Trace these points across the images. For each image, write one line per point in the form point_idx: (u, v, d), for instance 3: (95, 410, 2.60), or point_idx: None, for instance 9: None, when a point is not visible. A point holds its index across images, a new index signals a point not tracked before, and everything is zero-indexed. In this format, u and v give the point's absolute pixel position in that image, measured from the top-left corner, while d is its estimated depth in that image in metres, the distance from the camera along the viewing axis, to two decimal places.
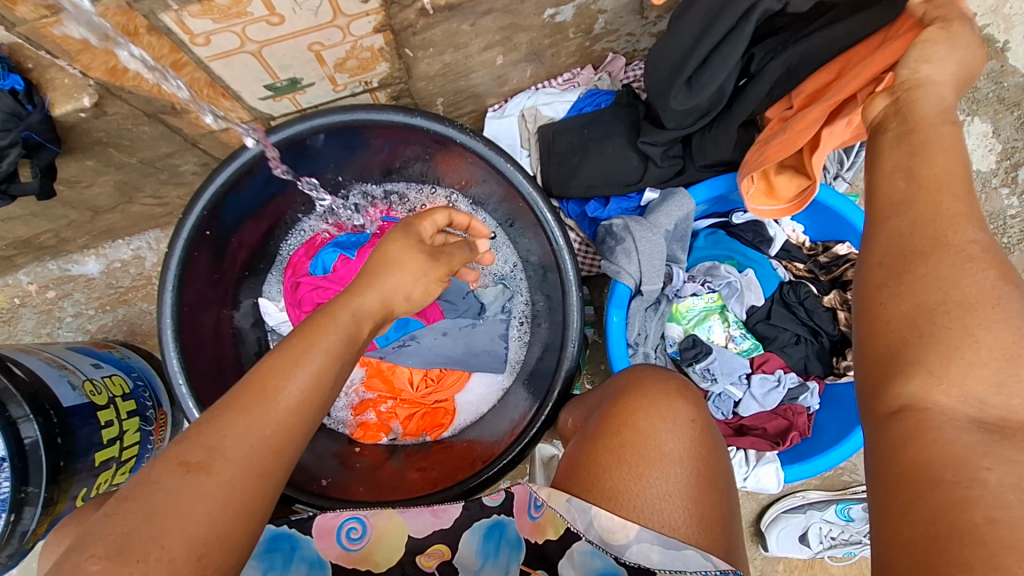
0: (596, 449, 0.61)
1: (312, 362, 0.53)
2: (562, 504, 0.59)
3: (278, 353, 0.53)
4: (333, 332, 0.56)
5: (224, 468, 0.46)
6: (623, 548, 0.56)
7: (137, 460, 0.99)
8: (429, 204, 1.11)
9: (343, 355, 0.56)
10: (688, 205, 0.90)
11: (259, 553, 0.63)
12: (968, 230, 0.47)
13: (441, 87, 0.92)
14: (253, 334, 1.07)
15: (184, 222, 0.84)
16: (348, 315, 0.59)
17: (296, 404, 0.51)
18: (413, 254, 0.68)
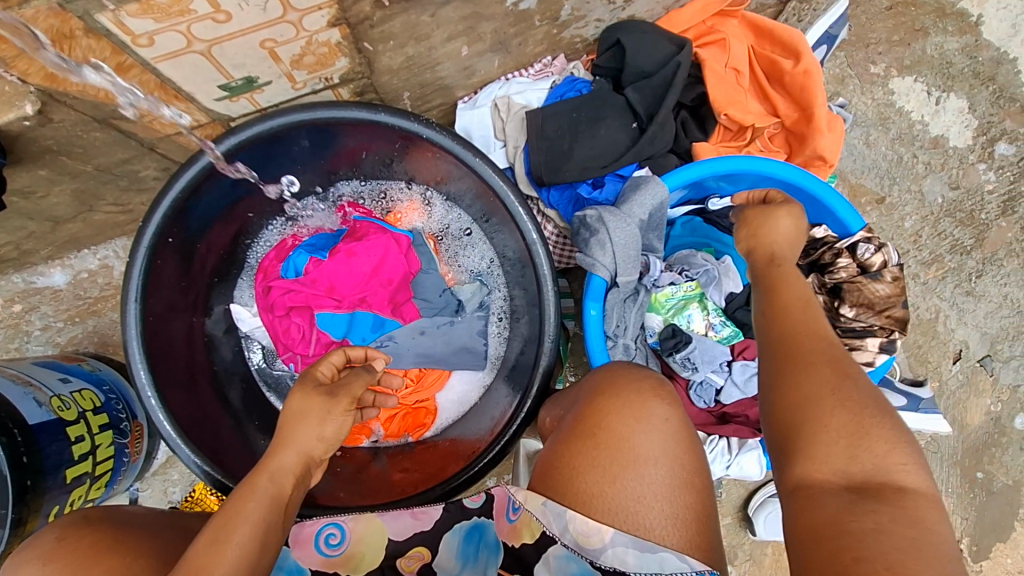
0: (570, 453, 0.60)
1: (238, 533, 0.55)
2: (537, 508, 0.59)
3: (207, 533, 0.56)
4: (256, 499, 0.59)
5: None
6: (598, 551, 0.56)
7: (113, 475, 0.97)
8: (403, 200, 1.08)
9: (272, 516, 0.58)
10: (662, 194, 0.88)
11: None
12: (812, 344, 0.60)
13: (407, 81, 0.90)
14: (227, 341, 1.05)
15: (144, 230, 0.82)
16: (265, 479, 0.61)
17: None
18: (311, 400, 0.66)
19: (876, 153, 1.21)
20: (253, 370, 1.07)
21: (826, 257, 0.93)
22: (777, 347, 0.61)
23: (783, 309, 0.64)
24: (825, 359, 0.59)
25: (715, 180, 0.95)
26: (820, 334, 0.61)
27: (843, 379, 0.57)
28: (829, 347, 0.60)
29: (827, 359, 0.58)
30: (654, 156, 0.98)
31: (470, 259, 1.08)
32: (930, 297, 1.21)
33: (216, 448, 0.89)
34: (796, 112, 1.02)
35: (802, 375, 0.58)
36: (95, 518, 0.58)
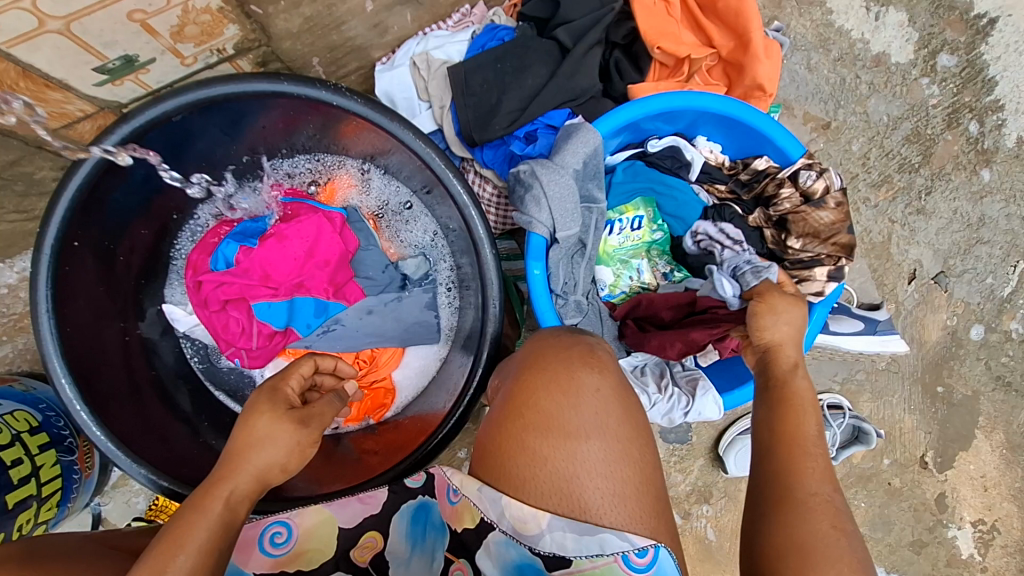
0: (502, 437, 0.58)
1: (182, 563, 0.50)
2: (474, 492, 0.58)
3: (149, 558, 0.50)
4: (206, 525, 0.53)
5: None
6: (537, 537, 0.55)
7: (64, 494, 0.92)
8: (333, 174, 1.01)
9: (219, 546, 0.53)
10: (594, 140, 0.84)
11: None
12: (812, 482, 0.57)
13: (312, 44, 0.84)
14: (166, 345, 1.00)
15: (43, 236, 0.75)
16: (222, 504, 0.56)
17: None
18: (281, 427, 0.61)
19: (818, 77, 1.18)
20: (194, 363, 1.03)
21: (770, 188, 0.92)
22: (770, 484, 0.59)
23: (790, 436, 0.61)
24: (826, 506, 0.55)
25: (651, 121, 0.91)
26: (819, 465, 0.58)
27: (842, 532, 0.54)
28: (825, 480, 0.57)
29: (824, 499, 0.56)
30: (582, 99, 0.92)
31: (414, 233, 1.03)
32: (882, 220, 1.20)
33: (165, 456, 0.85)
34: (732, 41, 0.98)
35: (796, 518, 0.55)
36: (10, 553, 0.57)
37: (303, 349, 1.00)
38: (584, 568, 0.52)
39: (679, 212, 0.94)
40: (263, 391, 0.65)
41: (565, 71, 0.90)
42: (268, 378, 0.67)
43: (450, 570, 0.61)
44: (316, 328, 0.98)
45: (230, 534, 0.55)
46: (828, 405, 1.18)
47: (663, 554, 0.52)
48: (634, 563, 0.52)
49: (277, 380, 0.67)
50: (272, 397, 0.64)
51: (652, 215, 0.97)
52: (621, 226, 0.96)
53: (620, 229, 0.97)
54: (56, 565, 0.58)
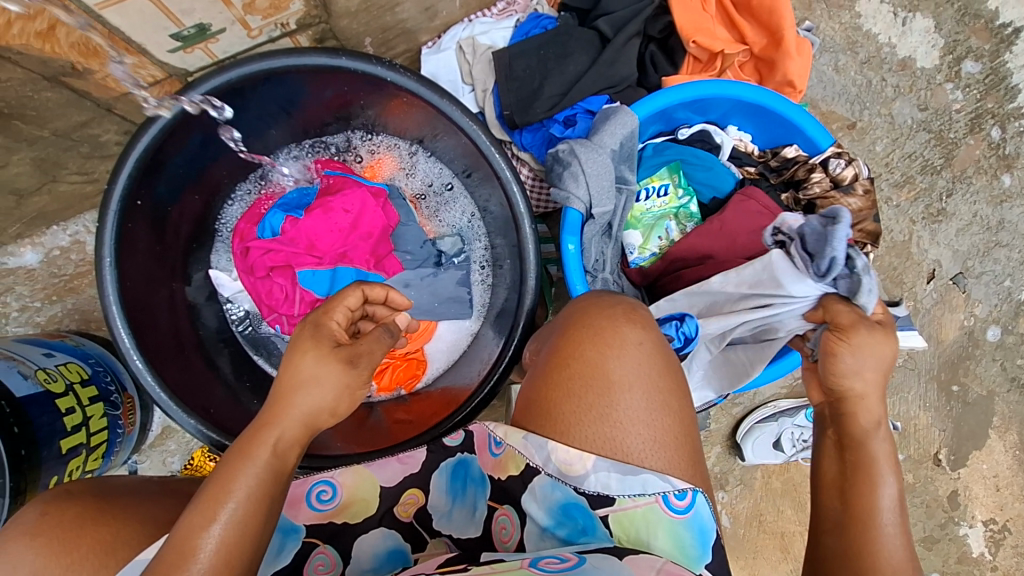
0: (547, 386, 0.62)
1: (228, 513, 0.52)
2: (519, 441, 0.61)
3: (198, 505, 0.52)
4: (254, 473, 0.54)
5: None
6: (582, 478, 0.58)
7: (109, 446, 0.97)
8: (376, 154, 1.06)
9: (271, 494, 0.55)
10: (632, 122, 0.87)
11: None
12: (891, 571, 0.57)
13: (367, 24, 0.89)
14: (210, 309, 1.04)
15: (111, 193, 0.80)
16: (269, 452, 0.56)
17: (222, 556, 0.51)
18: (327, 366, 0.60)
19: (845, 79, 1.21)
20: (235, 329, 1.07)
21: (800, 173, 0.95)
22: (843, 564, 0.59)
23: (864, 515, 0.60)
24: None
25: (683, 109, 0.95)
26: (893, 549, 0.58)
27: None
28: (901, 560, 0.58)
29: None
30: (621, 87, 0.96)
31: (452, 214, 1.07)
32: (903, 220, 1.23)
33: (209, 409, 0.89)
34: (765, 38, 1.02)
35: None
36: (81, 488, 0.60)
37: None
38: (627, 507, 0.57)
39: (710, 181, 0.98)
40: (307, 325, 0.64)
41: (606, 59, 0.94)
42: (312, 312, 0.66)
43: (495, 515, 0.65)
44: None
45: (277, 479, 0.56)
46: None
47: (700, 498, 0.57)
48: (674, 504, 0.57)
49: (318, 317, 0.65)
50: (316, 333, 0.63)
51: (678, 182, 0.99)
52: (646, 194, 0.99)
53: (646, 196, 0.99)
54: (128, 501, 0.60)
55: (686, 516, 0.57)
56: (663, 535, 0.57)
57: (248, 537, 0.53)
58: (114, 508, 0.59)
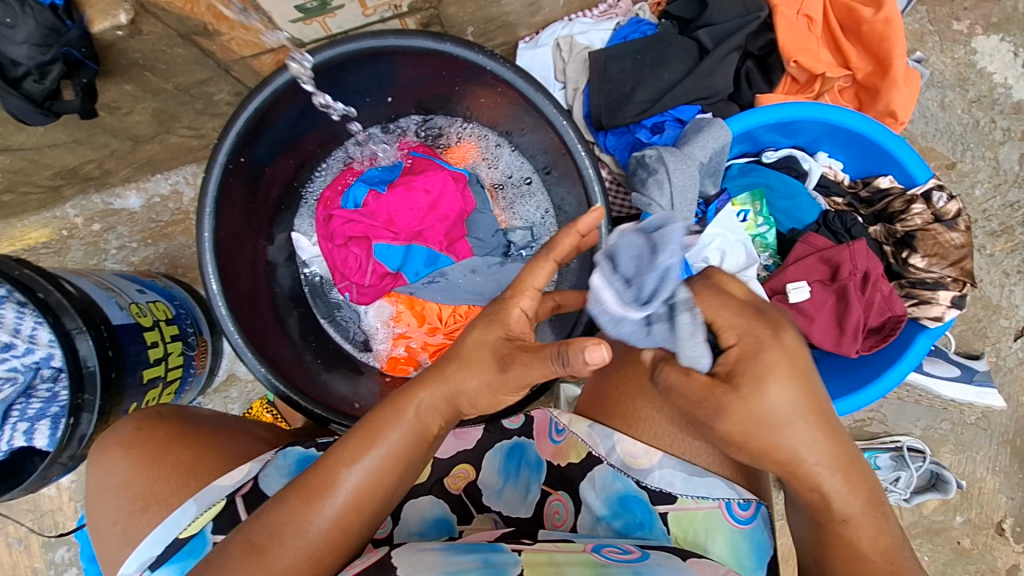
0: (620, 380, 0.68)
1: (370, 460, 0.57)
2: (583, 430, 0.67)
3: (350, 443, 0.58)
4: (400, 429, 0.59)
5: (277, 557, 0.54)
6: (646, 472, 0.64)
7: (181, 383, 1.04)
8: (462, 141, 1.09)
9: (407, 455, 0.59)
10: (725, 137, 0.86)
11: (290, 471, 0.65)
12: None
13: (472, 14, 0.92)
14: (287, 269, 1.09)
15: (218, 149, 0.85)
16: (416, 413, 0.59)
17: (353, 497, 0.57)
18: (483, 354, 0.59)
19: (950, 116, 1.16)
20: (307, 291, 1.12)
21: (897, 204, 0.92)
22: None
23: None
24: None
25: (769, 133, 0.94)
26: None
27: None
28: None
29: None
30: (714, 100, 0.95)
31: (527, 209, 1.09)
32: (995, 270, 1.16)
33: (277, 362, 0.94)
34: (870, 65, 0.99)
35: None
36: (171, 412, 0.68)
37: (406, 294, 1.10)
38: (688, 507, 0.63)
39: (793, 211, 0.95)
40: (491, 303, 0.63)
41: (703, 69, 0.93)
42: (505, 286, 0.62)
43: (547, 500, 0.68)
44: (422, 277, 1.06)
45: (417, 441, 0.60)
46: (907, 447, 1.16)
47: (764, 513, 0.62)
48: (737, 513, 0.62)
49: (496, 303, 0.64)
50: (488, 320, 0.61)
51: (759, 209, 0.97)
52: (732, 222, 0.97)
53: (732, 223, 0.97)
54: (208, 429, 0.68)
55: (748, 526, 0.62)
56: (721, 540, 0.62)
57: (380, 491, 0.58)
58: (197, 434, 0.66)
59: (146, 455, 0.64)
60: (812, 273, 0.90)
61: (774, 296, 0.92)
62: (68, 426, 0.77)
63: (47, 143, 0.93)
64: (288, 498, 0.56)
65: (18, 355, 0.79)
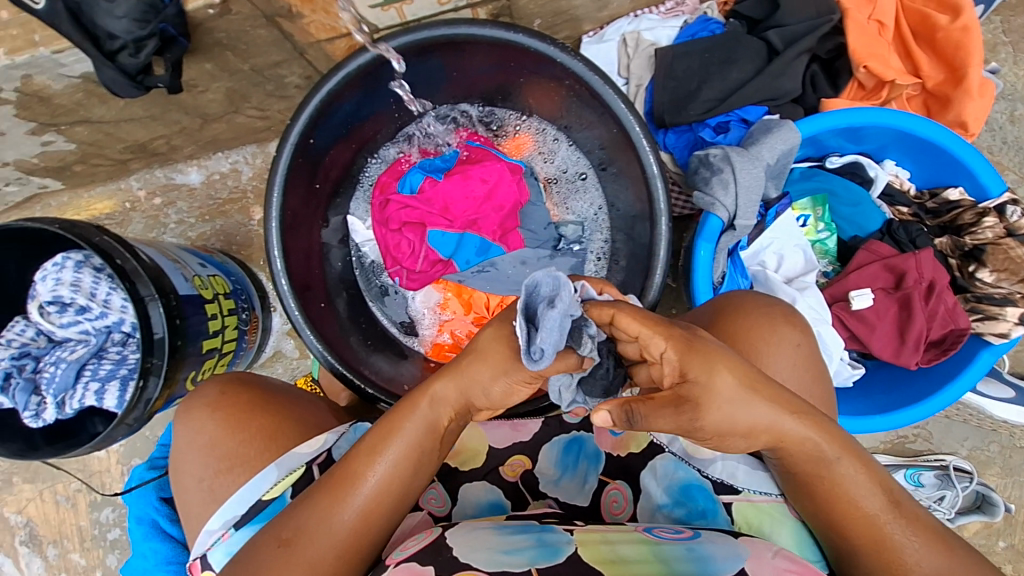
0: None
1: (387, 454, 0.59)
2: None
3: (370, 440, 0.60)
4: (415, 422, 0.59)
5: (305, 548, 0.57)
6: (708, 462, 0.66)
7: (234, 356, 1.06)
8: (519, 133, 1.10)
9: (423, 447, 0.59)
10: (794, 140, 0.85)
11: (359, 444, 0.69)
12: None
13: (541, 6, 0.92)
14: (340, 251, 1.10)
15: (291, 129, 0.87)
16: (429, 404, 0.59)
17: (374, 490, 0.58)
18: (495, 346, 0.57)
19: (1020, 130, 1.12)
20: (358, 273, 1.13)
21: (967, 217, 0.90)
22: None
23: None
24: None
25: (836, 138, 0.92)
26: None
27: None
28: None
29: None
30: (781, 101, 0.94)
31: (580, 204, 1.09)
32: None
33: (331, 340, 0.96)
34: (942, 74, 0.97)
35: None
36: (249, 378, 0.72)
37: (455, 281, 1.10)
38: (753, 499, 0.63)
39: (856, 218, 0.94)
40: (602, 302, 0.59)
41: (772, 70, 0.92)
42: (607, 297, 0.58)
43: (605, 489, 0.69)
44: (473, 265, 1.07)
45: (432, 434, 0.60)
46: (953, 466, 1.13)
47: None
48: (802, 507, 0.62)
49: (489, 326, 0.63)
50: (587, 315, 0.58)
51: (820, 215, 0.96)
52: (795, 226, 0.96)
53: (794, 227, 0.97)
54: (286, 399, 0.71)
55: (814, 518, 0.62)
56: (787, 530, 0.62)
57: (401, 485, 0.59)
58: (277, 402, 0.70)
59: (232, 416, 0.68)
60: (875, 282, 0.90)
61: (835, 302, 0.92)
62: (137, 388, 0.79)
63: (124, 117, 0.96)
64: (316, 494, 0.59)
65: (92, 319, 0.84)
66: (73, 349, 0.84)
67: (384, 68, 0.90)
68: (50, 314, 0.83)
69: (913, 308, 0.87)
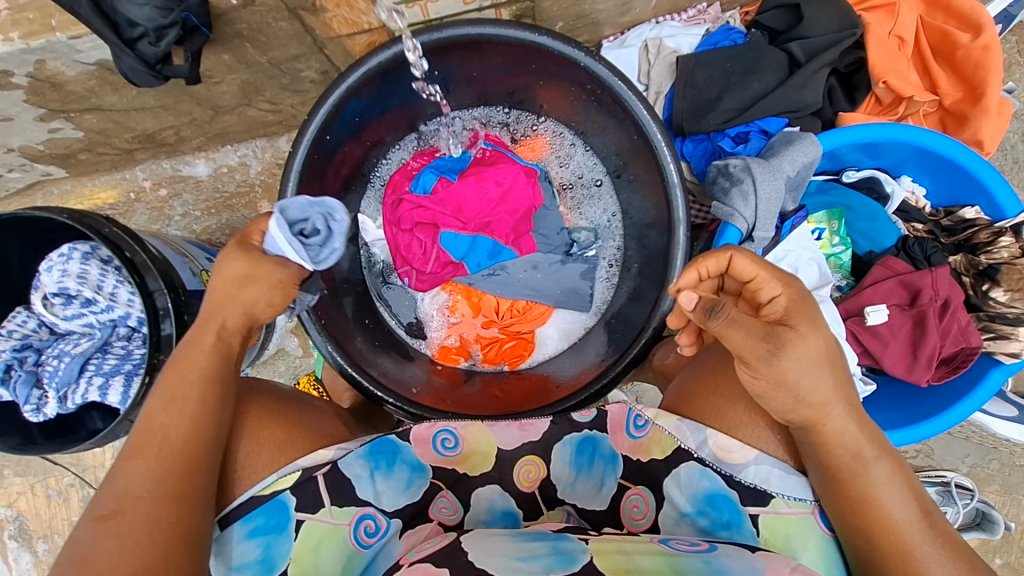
0: (721, 378, 0.67)
1: (187, 397, 0.60)
2: (671, 424, 0.66)
3: (162, 392, 0.60)
4: (205, 356, 0.62)
5: (132, 510, 0.55)
6: (740, 467, 0.63)
7: (238, 352, 1.04)
8: (534, 137, 1.09)
9: (221, 376, 0.62)
10: (814, 153, 0.85)
11: (365, 453, 0.66)
12: None
13: (565, 9, 0.92)
14: (349, 249, 1.08)
15: (308, 124, 0.85)
16: (216, 338, 0.63)
17: (186, 432, 0.59)
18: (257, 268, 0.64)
19: None
20: (365, 273, 1.12)
21: (982, 236, 0.90)
22: None
23: None
24: None
25: (854, 152, 0.92)
26: None
27: None
28: None
29: None
30: (802, 113, 0.94)
31: (594, 211, 1.09)
32: None
33: (339, 339, 0.94)
34: (960, 91, 0.98)
35: None
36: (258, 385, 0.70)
37: (464, 284, 1.09)
38: (781, 510, 0.62)
39: (872, 233, 0.94)
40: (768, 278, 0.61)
41: (794, 82, 0.91)
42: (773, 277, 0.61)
43: (626, 494, 0.68)
44: (484, 269, 1.06)
45: (226, 363, 0.63)
46: (955, 483, 1.13)
47: None
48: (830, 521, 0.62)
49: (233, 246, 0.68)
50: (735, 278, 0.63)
51: (835, 229, 0.96)
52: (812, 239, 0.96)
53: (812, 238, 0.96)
54: (299, 410, 0.69)
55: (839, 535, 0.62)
56: (814, 548, 0.61)
57: (209, 421, 0.60)
58: (288, 412, 0.68)
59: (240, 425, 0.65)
60: (892, 297, 0.89)
61: (850, 317, 0.91)
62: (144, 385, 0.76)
63: (135, 106, 0.94)
64: (122, 463, 0.58)
65: (98, 312, 0.81)
66: (78, 343, 0.82)
67: (404, 66, 0.89)
68: (55, 306, 0.81)
69: (930, 324, 0.87)
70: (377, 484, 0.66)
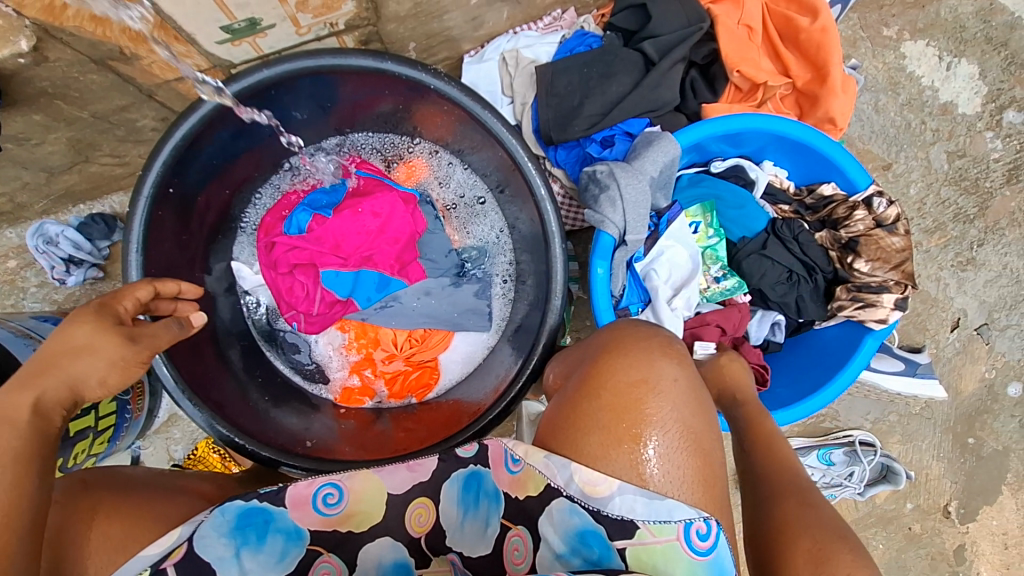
0: (575, 413, 0.66)
1: None
2: (540, 461, 0.65)
3: None
4: None
5: None
6: (605, 500, 0.62)
7: (115, 430, 0.95)
8: (411, 159, 1.06)
9: None
10: (673, 151, 0.86)
11: (231, 529, 0.62)
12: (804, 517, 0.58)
13: (413, 30, 0.89)
14: (227, 300, 1.02)
15: (145, 178, 0.78)
16: None
17: None
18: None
19: (884, 119, 1.20)
20: (251, 323, 1.06)
21: (840, 211, 0.95)
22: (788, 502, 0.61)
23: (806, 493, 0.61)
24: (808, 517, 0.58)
25: (717, 143, 0.94)
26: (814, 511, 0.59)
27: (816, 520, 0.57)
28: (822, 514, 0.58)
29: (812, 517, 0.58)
30: (662, 112, 0.95)
31: (480, 229, 1.07)
32: (931, 265, 1.21)
33: (219, 401, 0.88)
34: (809, 73, 1.01)
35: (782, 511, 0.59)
36: (95, 480, 0.64)
37: (357, 320, 1.05)
38: (646, 541, 0.61)
39: (742, 221, 0.96)
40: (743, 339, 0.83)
41: (648, 83, 0.93)
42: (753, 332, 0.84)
43: (507, 536, 0.66)
44: (375, 302, 1.02)
45: None
46: (860, 441, 1.21)
47: (723, 540, 0.60)
48: (696, 545, 0.60)
49: (185, 307, 0.75)
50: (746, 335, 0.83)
51: (709, 221, 0.97)
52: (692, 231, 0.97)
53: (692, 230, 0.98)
54: (143, 498, 0.65)
55: (706, 557, 0.60)
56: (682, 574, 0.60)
57: None
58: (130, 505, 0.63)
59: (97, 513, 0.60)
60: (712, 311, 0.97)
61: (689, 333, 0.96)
62: None
63: None
64: None
65: None
66: None
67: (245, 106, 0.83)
68: None
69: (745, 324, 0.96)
70: (244, 562, 0.60)
